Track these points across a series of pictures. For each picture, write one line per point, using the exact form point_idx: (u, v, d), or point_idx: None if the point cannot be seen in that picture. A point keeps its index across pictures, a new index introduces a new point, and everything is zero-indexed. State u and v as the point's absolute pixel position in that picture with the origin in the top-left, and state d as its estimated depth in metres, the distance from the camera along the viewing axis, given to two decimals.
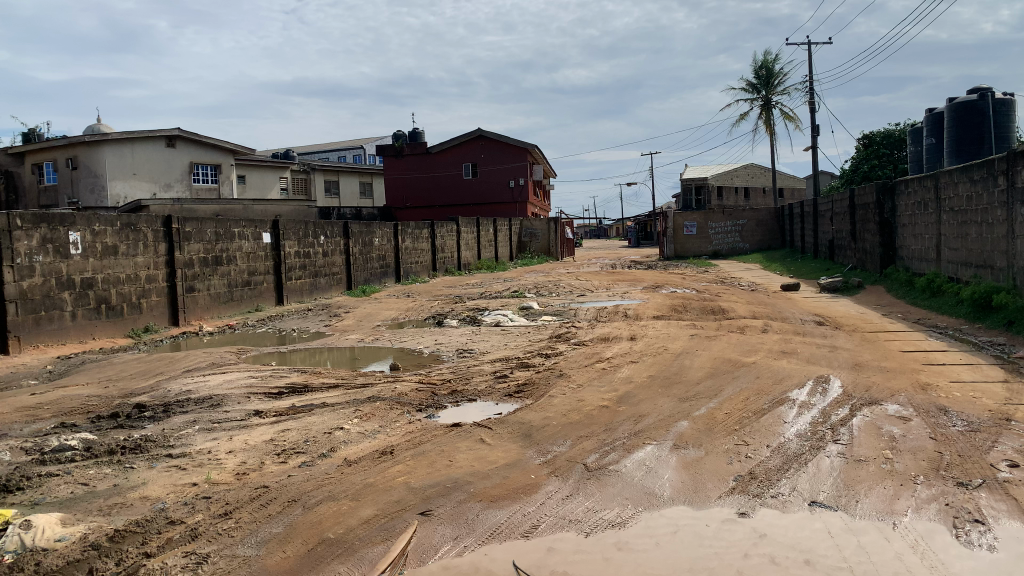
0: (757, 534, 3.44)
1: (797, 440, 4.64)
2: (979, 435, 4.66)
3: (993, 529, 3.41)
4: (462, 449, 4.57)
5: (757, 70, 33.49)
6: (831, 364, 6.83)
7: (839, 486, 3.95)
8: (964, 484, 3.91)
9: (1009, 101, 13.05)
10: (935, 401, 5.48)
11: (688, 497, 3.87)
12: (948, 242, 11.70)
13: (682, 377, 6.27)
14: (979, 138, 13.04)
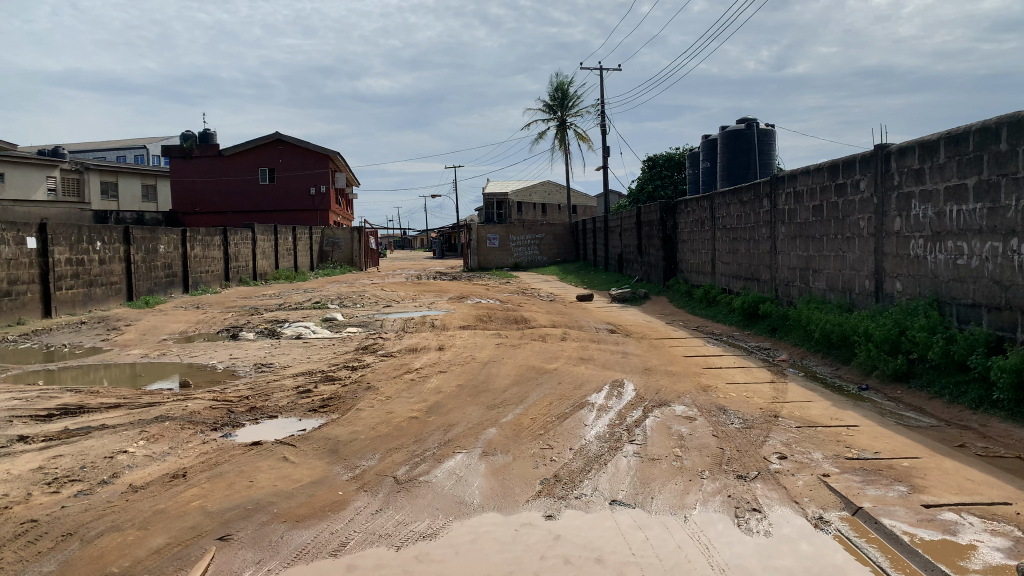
0: (557, 535, 3.55)
1: (597, 442, 4.86)
2: (753, 431, 5.14)
3: (768, 516, 3.75)
4: (264, 468, 4.33)
5: (553, 92, 35.10)
6: (625, 369, 7.25)
7: (636, 484, 4.18)
8: (742, 476, 4.28)
9: (770, 131, 14.60)
10: (715, 401, 5.98)
11: (497, 503, 3.92)
12: (721, 256, 12.85)
13: (489, 385, 6.38)
14: (746, 164, 14.49)
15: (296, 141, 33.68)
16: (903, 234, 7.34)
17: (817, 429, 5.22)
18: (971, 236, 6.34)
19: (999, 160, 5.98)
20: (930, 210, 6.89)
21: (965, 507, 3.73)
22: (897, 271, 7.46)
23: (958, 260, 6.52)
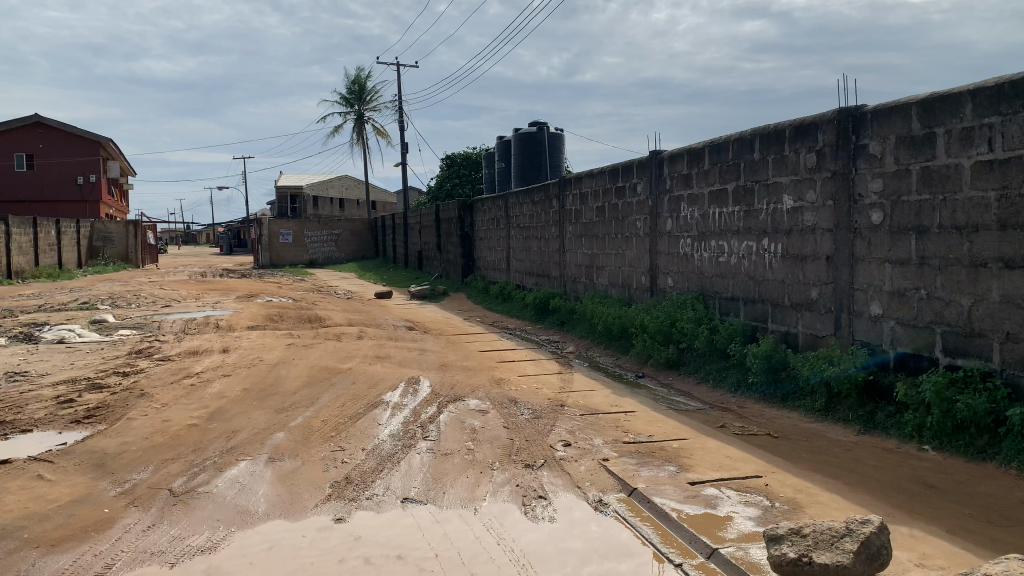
0: (353, 537, 3.47)
1: (390, 441, 4.83)
2: (542, 421, 5.35)
3: (553, 503, 3.91)
4: (13, 489, 3.87)
5: (350, 86, 34.43)
6: (420, 366, 7.27)
7: (428, 480, 4.20)
8: (530, 465, 4.44)
9: (559, 135, 15.31)
10: (507, 394, 6.16)
11: (283, 510, 3.77)
12: (515, 254, 13.25)
13: (279, 388, 6.12)
14: (538, 165, 15.05)
15: (60, 124, 30.48)
16: (674, 233, 7.95)
17: (600, 416, 5.53)
18: (730, 236, 7.00)
19: (753, 168, 6.65)
20: (697, 212, 7.52)
21: (723, 482, 4.11)
22: (670, 268, 8.08)
23: (720, 258, 7.17)
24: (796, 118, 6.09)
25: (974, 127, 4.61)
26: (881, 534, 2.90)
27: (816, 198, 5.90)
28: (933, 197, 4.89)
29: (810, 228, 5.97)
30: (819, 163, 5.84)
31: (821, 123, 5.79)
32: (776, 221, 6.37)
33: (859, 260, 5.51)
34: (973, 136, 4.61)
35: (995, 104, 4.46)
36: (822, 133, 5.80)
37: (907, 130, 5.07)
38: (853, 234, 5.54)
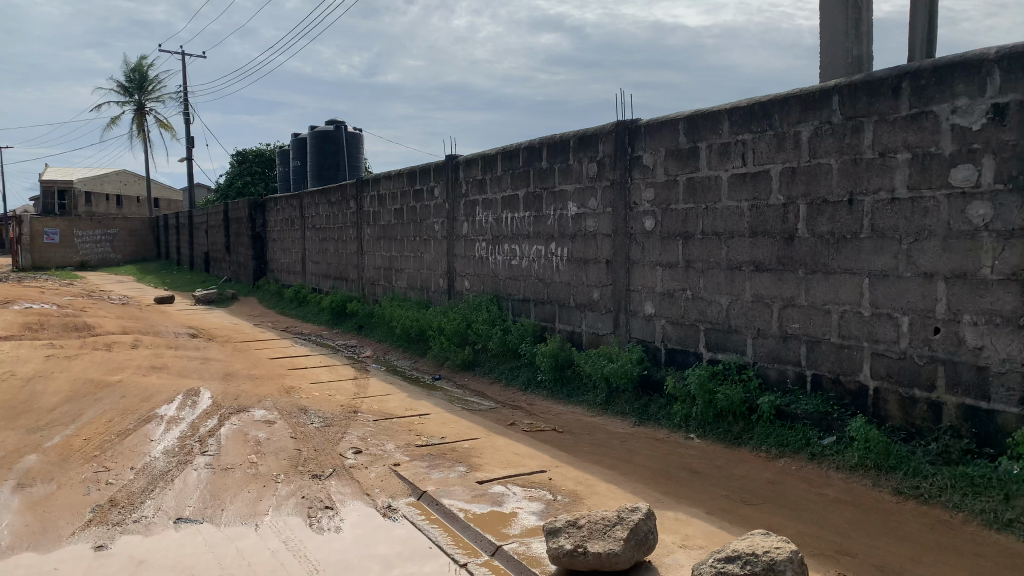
0: (134, 562, 3.20)
1: (163, 458, 4.49)
2: (332, 429, 5.21)
3: (340, 512, 3.82)
4: None
5: (127, 74, 31.77)
6: (202, 375, 6.82)
7: (206, 497, 3.94)
8: (318, 475, 4.31)
9: (357, 135, 15.11)
10: (296, 402, 5.94)
11: (33, 541, 3.38)
12: (311, 256, 12.86)
13: (33, 405, 5.49)
14: (335, 165, 14.72)
15: None
16: (469, 236, 8.08)
17: (392, 421, 5.48)
18: (521, 240, 7.23)
19: (541, 175, 6.91)
20: (491, 216, 7.69)
21: (510, 479, 4.22)
22: (465, 271, 8.21)
23: (512, 261, 7.38)
24: (580, 128, 6.40)
25: (730, 143, 5.08)
26: (648, 520, 3.11)
27: (597, 205, 6.23)
28: (697, 206, 5.34)
29: (592, 233, 6.31)
30: (600, 172, 6.18)
31: (601, 134, 6.13)
32: (562, 226, 6.66)
33: (635, 263, 5.89)
34: (730, 151, 5.09)
35: (748, 123, 4.95)
36: (602, 143, 6.14)
37: (675, 143, 5.49)
38: (630, 239, 5.92)
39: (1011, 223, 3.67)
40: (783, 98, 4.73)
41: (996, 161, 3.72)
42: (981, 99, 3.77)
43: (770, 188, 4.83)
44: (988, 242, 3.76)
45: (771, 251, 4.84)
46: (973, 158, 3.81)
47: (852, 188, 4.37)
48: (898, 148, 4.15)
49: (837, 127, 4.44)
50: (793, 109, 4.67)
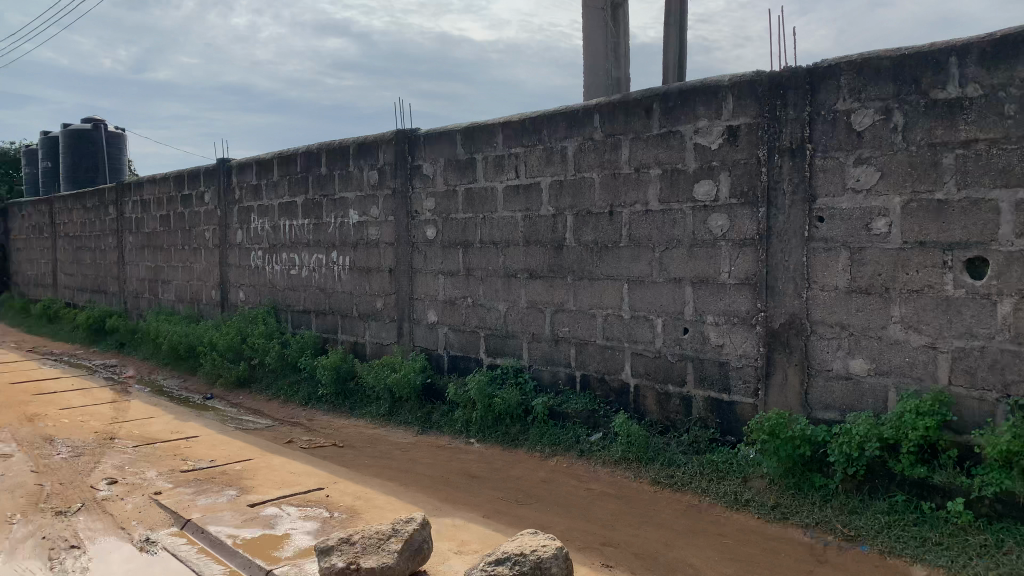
0: None
1: None
2: (83, 459, 4.72)
3: (88, 551, 3.45)
4: None
5: None
6: None
7: None
8: (63, 512, 3.88)
9: (119, 135, 13.92)
10: (40, 432, 5.31)
11: None
12: (64, 267, 11.62)
13: None
14: (94, 167, 13.44)
15: None
16: (245, 245, 7.70)
17: (155, 446, 5.07)
18: (300, 249, 7.00)
19: (320, 182, 6.73)
20: (267, 224, 7.38)
21: (284, 499, 4.05)
22: (241, 281, 7.80)
23: (291, 271, 7.12)
24: (359, 136, 6.32)
25: (504, 155, 5.24)
26: (422, 530, 3.11)
27: (378, 213, 6.18)
28: (475, 215, 5.46)
29: (373, 242, 6.24)
30: (380, 180, 6.14)
31: (380, 143, 6.08)
32: (343, 235, 6.53)
33: (416, 272, 5.91)
34: (504, 163, 5.25)
35: (519, 136, 5.14)
36: (381, 152, 6.10)
37: (452, 154, 5.58)
38: (411, 248, 5.93)
39: (744, 233, 4.09)
40: (551, 113, 4.95)
41: (731, 177, 4.15)
42: (718, 121, 4.18)
43: (541, 199, 5.04)
44: (726, 249, 4.18)
45: (543, 259, 5.06)
46: (713, 174, 4.22)
47: (613, 200, 4.67)
48: (650, 164, 4.49)
49: (599, 142, 4.73)
50: (560, 124, 4.91)
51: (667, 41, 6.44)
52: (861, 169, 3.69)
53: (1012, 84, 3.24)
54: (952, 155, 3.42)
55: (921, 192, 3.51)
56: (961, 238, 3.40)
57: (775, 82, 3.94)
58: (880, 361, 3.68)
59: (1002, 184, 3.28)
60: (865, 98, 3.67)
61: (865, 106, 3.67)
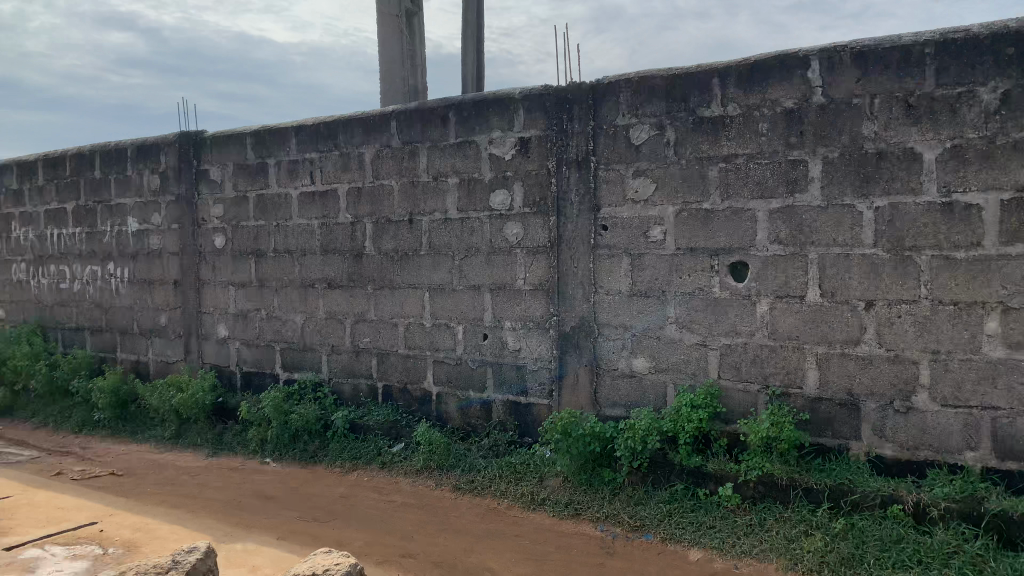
0: None
1: None
2: None
3: None
4: None
5: None
6: None
7: None
8: None
9: None
10: None
11: None
12: None
13: None
14: None
15: None
16: (4, 257, 6.89)
17: None
18: (71, 260, 6.37)
19: (93, 186, 6.16)
20: (31, 233, 6.65)
21: (48, 538, 3.64)
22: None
23: (60, 285, 6.46)
24: (137, 137, 5.85)
25: (298, 161, 5.07)
26: (206, 559, 2.91)
27: (161, 221, 5.76)
28: (268, 223, 5.23)
29: (156, 252, 5.81)
30: (163, 185, 5.72)
31: (162, 145, 5.67)
32: (121, 245, 6.02)
33: (204, 284, 5.56)
34: (298, 169, 5.08)
35: (314, 141, 4.99)
36: (164, 155, 5.69)
37: (243, 158, 5.31)
38: (198, 257, 5.57)
39: (537, 240, 4.23)
40: (346, 119, 4.85)
41: (524, 187, 4.27)
42: (511, 132, 4.30)
43: (338, 207, 4.93)
44: (520, 256, 4.29)
45: (341, 268, 4.94)
46: (507, 183, 4.32)
47: (411, 209, 4.66)
48: (446, 172, 4.52)
49: (395, 149, 4.70)
50: (356, 130, 4.82)
51: (464, 52, 6.55)
52: (640, 180, 3.93)
53: (765, 105, 3.59)
54: (717, 169, 3.72)
55: (691, 202, 3.79)
56: (725, 244, 3.72)
57: (562, 96, 4.11)
58: (660, 359, 3.93)
59: (759, 195, 3.62)
60: (642, 113, 3.91)
61: (643, 121, 3.91)
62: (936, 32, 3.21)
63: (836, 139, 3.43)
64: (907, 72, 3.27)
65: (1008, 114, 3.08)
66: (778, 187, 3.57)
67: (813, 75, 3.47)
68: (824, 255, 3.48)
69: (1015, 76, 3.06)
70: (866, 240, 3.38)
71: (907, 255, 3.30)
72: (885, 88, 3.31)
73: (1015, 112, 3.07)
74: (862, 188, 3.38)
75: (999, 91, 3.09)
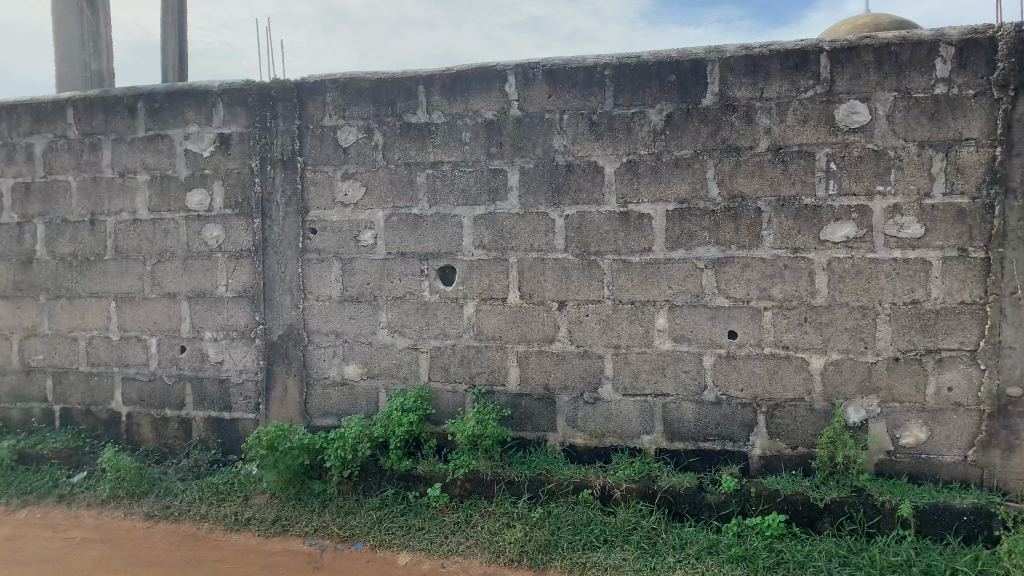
0: None
1: None
2: None
3: None
4: None
5: None
6: None
7: None
8: None
9: None
10: None
11: None
12: None
13: None
14: None
15: None
16: None
17: None
18: None
19: None
20: None
21: None
22: None
23: None
24: None
25: None
26: None
27: None
28: None
29: None
30: None
31: None
32: None
33: None
34: None
35: None
36: None
37: None
38: None
39: (239, 244, 4.00)
40: (9, 103, 4.22)
41: (224, 187, 4.01)
42: (209, 128, 4.01)
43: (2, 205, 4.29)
44: (221, 262, 4.03)
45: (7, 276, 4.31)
46: (205, 182, 4.04)
47: (93, 208, 4.18)
48: (135, 169, 4.12)
49: (73, 141, 4.18)
50: (23, 118, 4.22)
51: (166, 40, 6.03)
52: (348, 183, 3.86)
53: (467, 114, 3.70)
54: (423, 175, 3.77)
55: (398, 207, 3.81)
56: (432, 249, 3.78)
57: (264, 92, 3.91)
58: (370, 365, 3.91)
59: (462, 202, 3.72)
60: (349, 116, 3.84)
61: (349, 124, 3.85)
62: (613, 55, 3.50)
63: (531, 150, 3.63)
64: (590, 91, 3.54)
65: (672, 133, 3.45)
66: (480, 195, 3.70)
67: (510, 87, 3.63)
68: (522, 260, 3.67)
69: (677, 100, 3.43)
70: (559, 246, 3.62)
71: (593, 260, 3.58)
72: (572, 105, 3.56)
73: (677, 132, 3.44)
74: (554, 197, 3.61)
75: (664, 113, 3.45)
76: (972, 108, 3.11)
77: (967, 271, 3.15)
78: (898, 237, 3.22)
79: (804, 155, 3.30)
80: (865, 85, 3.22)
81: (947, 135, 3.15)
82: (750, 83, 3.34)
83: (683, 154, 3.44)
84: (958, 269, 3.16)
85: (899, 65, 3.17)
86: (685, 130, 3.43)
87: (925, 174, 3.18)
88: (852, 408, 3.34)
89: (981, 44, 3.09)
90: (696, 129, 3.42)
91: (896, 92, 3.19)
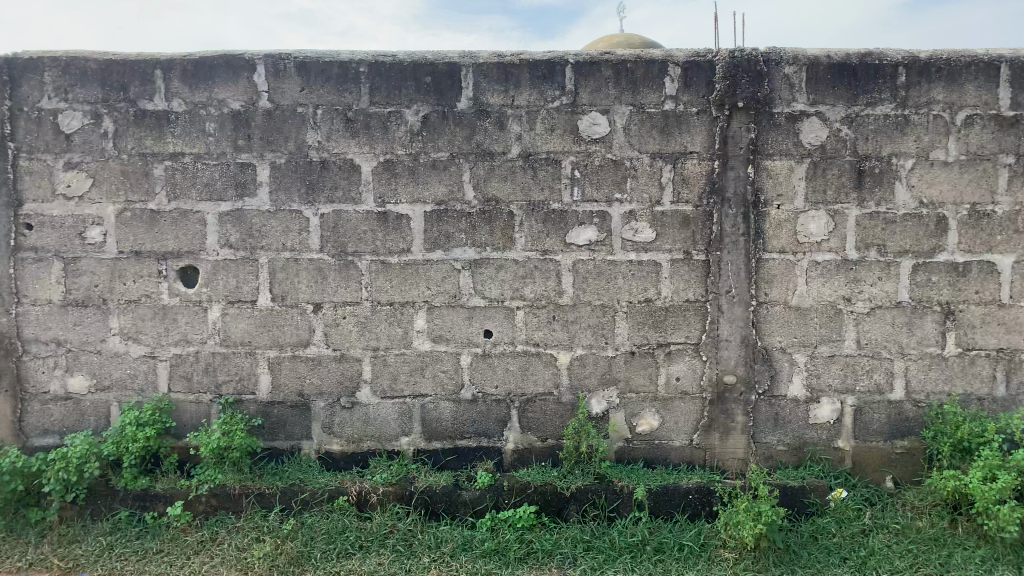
0: None
1: None
2: None
3: None
4: None
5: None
6: None
7: None
8: None
9: None
10: None
11: None
12: None
13: None
14: None
15: None
16: None
17: None
18: None
19: None
20: None
21: None
22: None
23: None
24: None
25: None
26: None
27: None
28: None
29: None
30: None
31: None
32: None
33: None
34: None
35: None
36: None
37: None
38: None
39: None
40: None
41: None
42: None
43: None
44: None
45: None
46: None
47: None
48: None
49: None
50: None
51: None
52: (71, 174, 3.47)
53: (211, 104, 3.45)
54: (161, 167, 3.47)
55: (132, 202, 3.48)
56: (173, 248, 3.49)
57: None
58: (99, 376, 3.55)
59: (207, 197, 3.48)
60: (73, 99, 3.44)
61: (73, 107, 3.45)
62: (368, 53, 3.43)
63: (283, 145, 3.47)
64: (345, 88, 3.44)
65: (427, 135, 3.45)
66: (227, 190, 3.48)
67: (259, 79, 3.43)
68: (273, 260, 3.50)
69: (432, 102, 3.44)
70: (313, 245, 3.49)
71: (348, 260, 3.49)
72: (326, 100, 3.44)
73: (432, 134, 3.45)
74: (308, 195, 3.48)
75: (419, 114, 3.44)
76: (695, 124, 3.42)
77: (691, 272, 3.47)
78: (635, 241, 3.47)
79: (552, 162, 3.45)
80: (605, 98, 3.42)
81: (674, 148, 3.43)
82: (502, 89, 3.43)
83: (439, 156, 3.45)
84: (685, 270, 3.47)
85: (634, 81, 3.40)
86: (441, 132, 3.45)
87: (656, 184, 3.45)
88: (595, 400, 3.55)
89: (702, 66, 3.40)
90: (451, 132, 3.45)
91: (632, 106, 3.42)
